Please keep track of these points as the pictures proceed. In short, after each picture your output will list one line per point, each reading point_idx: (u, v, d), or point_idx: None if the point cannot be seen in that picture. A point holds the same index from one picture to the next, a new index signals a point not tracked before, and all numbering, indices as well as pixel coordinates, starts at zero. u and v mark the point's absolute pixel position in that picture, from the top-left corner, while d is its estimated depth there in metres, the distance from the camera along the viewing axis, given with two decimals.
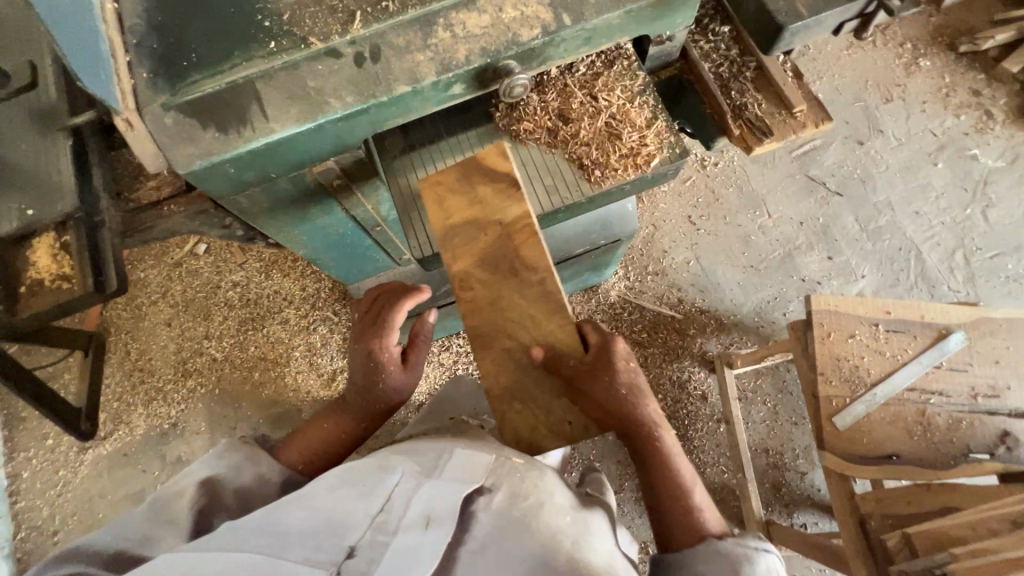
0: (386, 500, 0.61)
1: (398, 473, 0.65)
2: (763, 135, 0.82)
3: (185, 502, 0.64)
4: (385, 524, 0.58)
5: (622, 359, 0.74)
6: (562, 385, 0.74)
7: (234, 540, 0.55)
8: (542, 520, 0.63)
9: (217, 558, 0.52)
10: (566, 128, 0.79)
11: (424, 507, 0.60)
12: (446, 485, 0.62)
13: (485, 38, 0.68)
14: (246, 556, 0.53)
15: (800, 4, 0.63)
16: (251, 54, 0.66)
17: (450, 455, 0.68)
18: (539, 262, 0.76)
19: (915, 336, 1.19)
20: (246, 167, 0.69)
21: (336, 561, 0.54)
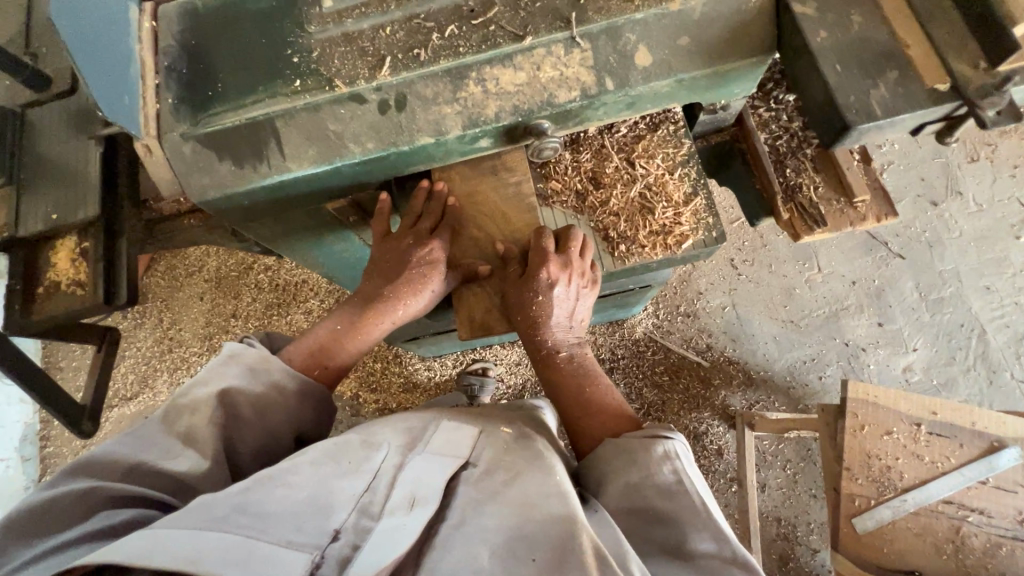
0: (372, 478, 0.60)
1: (382, 447, 0.64)
2: (815, 225, 0.74)
3: (201, 419, 0.61)
4: (370, 506, 0.57)
5: (578, 256, 0.70)
6: (517, 272, 0.70)
7: (206, 515, 0.50)
8: (528, 490, 0.61)
9: (197, 539, 0.48)
10: (596, 194, 0.73)
11: (409, 488, 0.59)
12: (433, 462, 0.63)
13: (518, 97, 0.63)
14: (224, 536, 0.49)
15: (875, 100, 0.55)
16: (274, 91, 0.64)
17: (434, 427, 0.69)
18: (519, 165, 0.71)
19: (961, 445, 1.07)
20: (261, 198, 0.68)
21: (319, 544, 0.52)
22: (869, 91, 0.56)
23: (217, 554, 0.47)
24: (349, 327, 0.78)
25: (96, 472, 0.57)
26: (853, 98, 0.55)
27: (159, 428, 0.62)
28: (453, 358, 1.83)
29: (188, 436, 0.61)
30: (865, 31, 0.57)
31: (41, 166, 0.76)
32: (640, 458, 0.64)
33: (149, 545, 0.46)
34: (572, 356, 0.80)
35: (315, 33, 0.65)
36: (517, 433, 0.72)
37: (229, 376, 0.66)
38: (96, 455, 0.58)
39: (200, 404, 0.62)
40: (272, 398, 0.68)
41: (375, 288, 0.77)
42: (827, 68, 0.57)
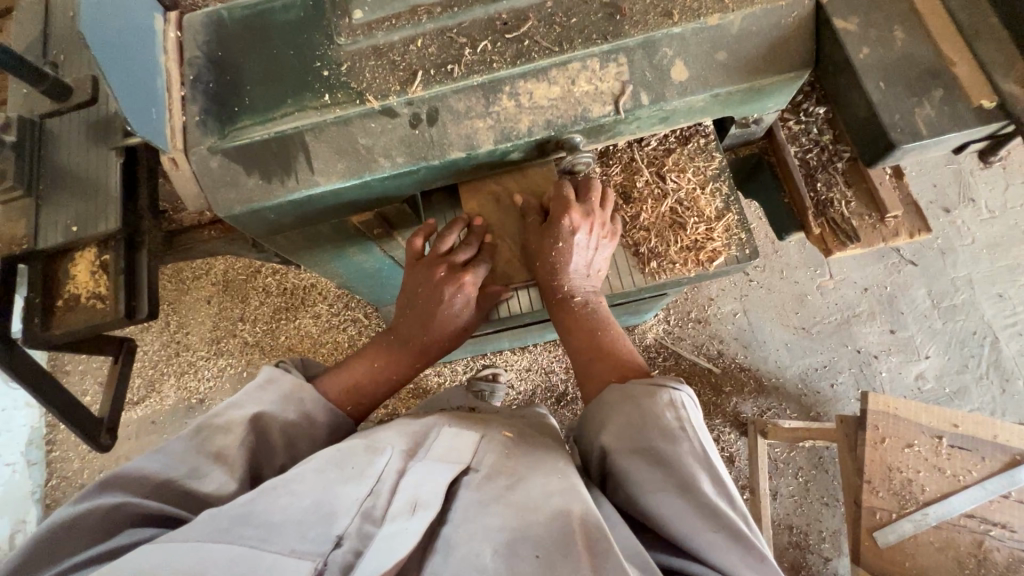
0: (375, 482, 0.57)
1: (387, 451, 0.61)
2: (847, 240, 0.74)
3: (233, 442, 0.58)
4: (373, 511, 0.55)
5: (599, 199, 0.68)
6: (538, 216, 0.67)
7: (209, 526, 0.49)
8: (529, 489, 0.58)
9: (201, 553, 0.46)
10: (627, 209, 0.72)
11: (411, 495, 0.56)
12: (435, 467, 0.60)
13: (551, 111, 0.62)
14: (227, 549, 0.47)
15: (920, 120, 0.54)
16: (303, 103, 0.63)
17: (437, 434, 0.66)
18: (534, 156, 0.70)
19: (983, 458, 1.06)
20: (285, 212, 0.66)
21: (322, 551, 0.50)
22: (914, 109, 0.55)
23: (219, 566, 0.45)
24: (387, 364, 0.77)
25: (126, 486, 0.53)
26: (897, 117, 0.54)
27: (185, 443, 0.57)
28: (463, 364, 1.82)
29: (221, 457, 0.57)
30: (909, 48, 0.56)
31: (61, 177, 0.75)
32: (646, 405, 0.60)
33: (152, 561, 0.44)
34: (587, 300, 0.72)
35: (345, 45, 0.64)
36: (520, 437, 0.69)
37: (263, 401, 0.64)
38: (127, 469, 0.54)
39: (234, 426, 0.60)
40: (303, 429, 0.66)
41: (410, 322, 0.76)
42: (871, 87, 0.56)
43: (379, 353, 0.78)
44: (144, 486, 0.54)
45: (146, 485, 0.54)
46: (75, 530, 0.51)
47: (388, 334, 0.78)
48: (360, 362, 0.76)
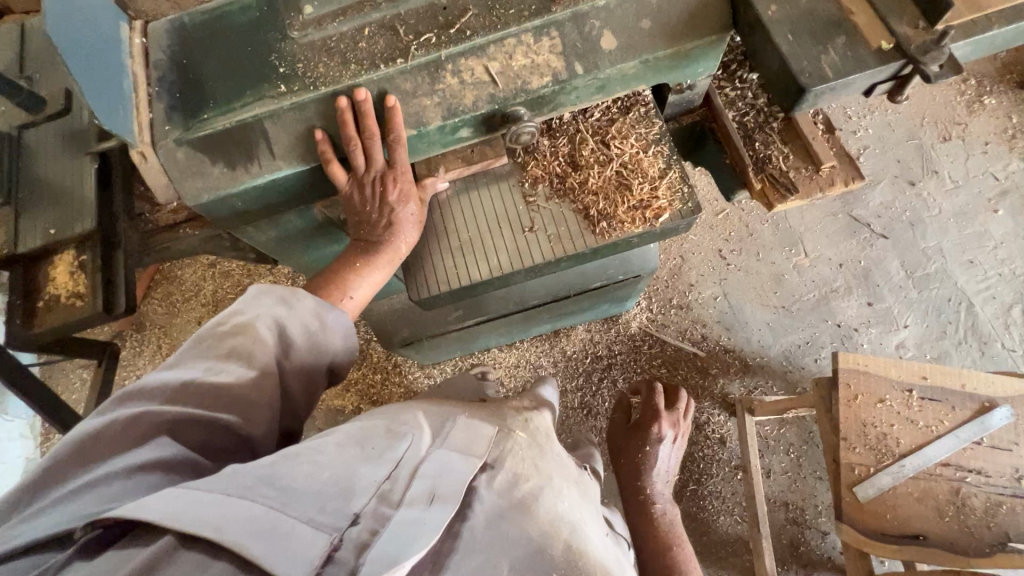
0: (393, 467, 0.56)
1: (409, 435, 0.60)
2: (787, 192, 0.78)
3: (242, 339, 0.59)
4: (389, 494, 0.54)
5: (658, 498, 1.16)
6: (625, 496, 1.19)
7: (231, 482, 0.48)
8: (540, 505, 0.63)
9: (225, 508, 0.46)
10: (575, 176, 0.75)
11: (429, 483, 0.55)
12: (455, 458, 0.60)
13: (493, 85, 0.67)
14: (248, 506, 0.46)
15: (825, 64, 0.59)
16: (261, 93, 0.67)
17: (454, 423, 0.65)
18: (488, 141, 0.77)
19: (953, 408, 1.09)
20: (252, 199, 0.70)
21: (339, 527, 0.49)
22: (819, 56, 0.59)
23: (242, 522, 0.45)
24: (364, 264, 0.76)
25: (142, 398, 0.54)
26: (805, 64, 0.59)
27: (197, 352, 0.58)
28: (452, 364, 1.86)
29: (242, 359, 0.58)
30: (812, 3, 0.61)
31: (43, 182, 0.79)
32: None
33: (177, 506, 0.45)
34: (663, 510, 1.15)
35: (298, 38, 0.68)
36: (530, 441, 0.70)
37: (262, 306, 0.63)
38: (148, 381, 0.55)
39: (240, 327, 0.60)
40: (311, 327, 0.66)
41: (369, 227, 0.76)
42: (780, 39, 0.60)
43: (358, 257, 0.77)
44: (164, 394, 0.54)
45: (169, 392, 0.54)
46: (94, 444, 0.51)
47: (358, 243, 0.77)
48: (340, 268, 0.76)
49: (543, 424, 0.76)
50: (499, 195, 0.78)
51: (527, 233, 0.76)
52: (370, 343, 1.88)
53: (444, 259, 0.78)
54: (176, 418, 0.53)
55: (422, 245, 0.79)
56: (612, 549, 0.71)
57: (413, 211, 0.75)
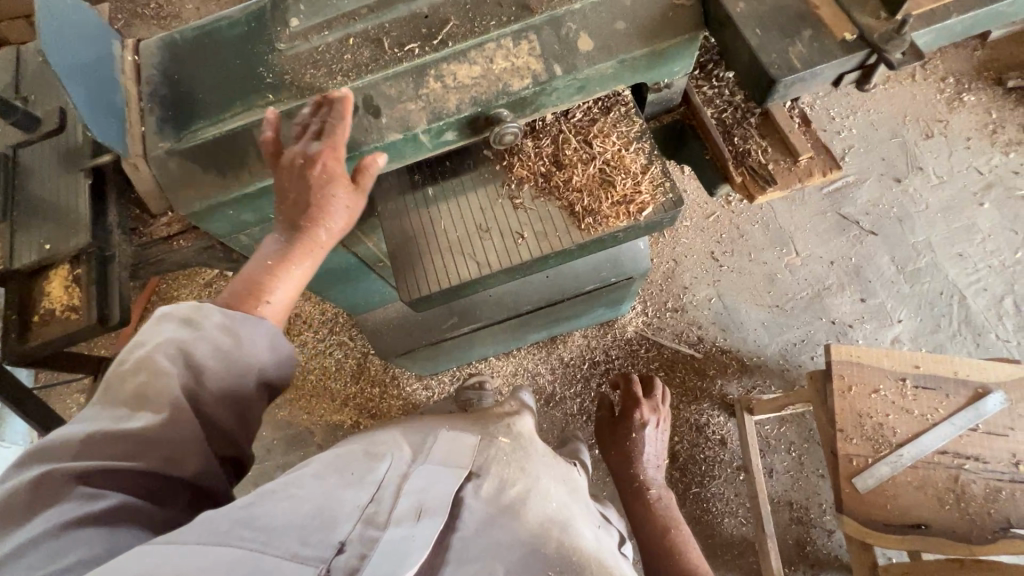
0: (376, 490, 0.57)
1: (389, 458, 0.62)
2: (767, 183, 0.79)
3: (147, 378, 0.54)
4: (375, 517, 0.54)
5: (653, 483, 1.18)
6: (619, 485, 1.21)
7: (202, 531, 0.46)
8: (529, 507, 0.64)
9: (203, 556, 0.43)
10: (559, 174, 0.77)
11: (415, 498, 0.56)
12: (438, 472, 0.61)
13: (476, 89, 0.69)
14: (227, 550, 0.44)
15: (793, 56, 0.61)
16: (251, 104, 0.69)
17: (433, 439, 0.67)
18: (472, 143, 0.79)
19: (948, 395, 1.09)
20: (243, 205, 0.72)
21: (325, 557, 0.48)
22: (788, 49, 0.62)
23: (223, 568, 0.43)
24: (279, 256, 0.66)
25: (50, 457, 0.50)
26: (774, 57, 0.61)
27: (106, 399, 0.54)
28: (450, 375, 1.86)
29: (143, 397, 0.53)
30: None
31: (39, 199, 0.81)
32: None
33: (151, 563, 0.41)
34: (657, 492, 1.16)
35: (285, 50, 0.70)
36: (514, 443, 0.72)
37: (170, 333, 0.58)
38: (53, 437, 0.51)
39: (143, 364, 0.54)
40: (230, 347, 0.59)
41: (291, 213, 0.66)
42: (749, 34, 0.63)
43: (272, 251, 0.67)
44: (72, 450, 0.51)
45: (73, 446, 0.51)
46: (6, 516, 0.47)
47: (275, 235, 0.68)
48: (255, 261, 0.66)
49: (524, 429, 0.78)
50: (486, 196, 0.80)
51: (514, 233, 0.77)
52: (368, 356, 1.89)
53: (430, 258, 0.78)
54: (85, 471, 0.50)
55: (410, 246, 0.79)
56: (604, 540, 0.72)
57: (347, 200, 0.67)
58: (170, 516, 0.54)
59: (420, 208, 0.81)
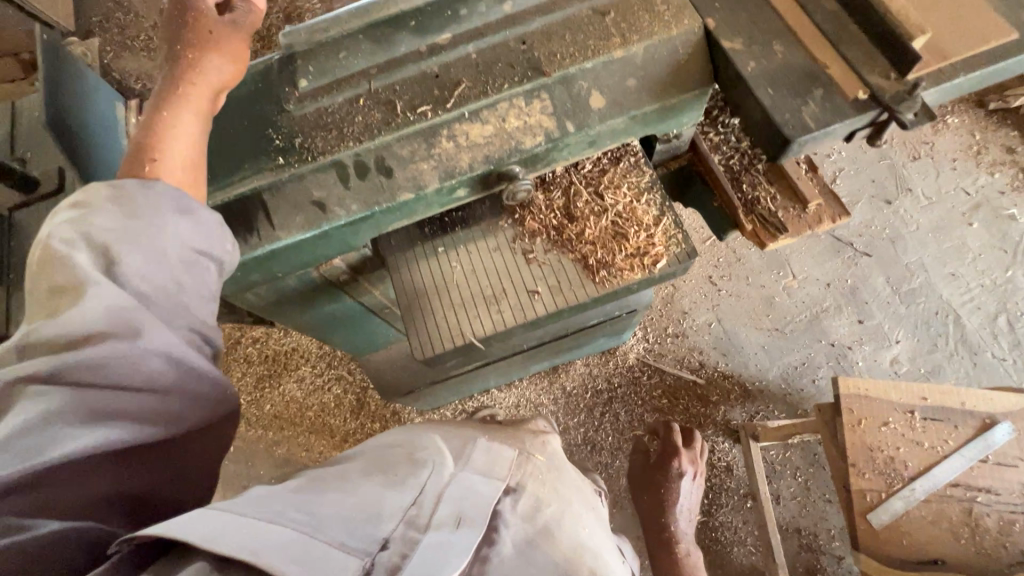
0: (419, 492, 0.57)
1: (432, 460, 0.61)
2: (777, 231, 0.80)
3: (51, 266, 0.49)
4: (417, 518, 0.54)
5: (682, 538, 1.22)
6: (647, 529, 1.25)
7: (257, 510, 0.49)
8: (562, 530, 0.62)
9: (255, 531, 0.46)
10: (571, 227, 0.76)
11: (455, 505, 0.57)
12: (477, 481, 0.61)
13: (488, 147, 0.68)
14: (278, 529, 0.47)
15: (806, 116, 0.62)
16: (258, 166, 0.68)
17: (473, 446, 0.66)
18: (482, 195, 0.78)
19: (956, 426, 1.10)
20: (251, 266, 0.71)
21: (370, 552, 0.50)
22: (800, 108, 0.62)
23: (275, 546, 0.46)
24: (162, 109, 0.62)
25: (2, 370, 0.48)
26: (788, 116, 0.62)
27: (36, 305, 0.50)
28: (452, 407, 1.84)
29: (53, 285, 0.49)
30: (789, 58, 0.64)
31: None
32: None
33: (212, 529, 0.45)
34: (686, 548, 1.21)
35: (293, 110, 0.69)
36: (549, 462, 0.72)
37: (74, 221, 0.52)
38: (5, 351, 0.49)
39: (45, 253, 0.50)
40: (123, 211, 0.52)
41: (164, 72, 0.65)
42: (761, 93, 0.63)
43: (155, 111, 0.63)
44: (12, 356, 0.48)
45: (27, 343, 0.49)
46: None
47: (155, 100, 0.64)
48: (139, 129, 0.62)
49: (556, 449, 0.78)
50: (498, 249, 0.79)
51: (528, 287, 0.76)
52: (368, 391, 1.86)
53: (443, 312, 0.77)
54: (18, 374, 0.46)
55: (421, 299, 0.78)
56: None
57: (219, 32, 0.67)
58: (131, 402, 0.49)
59: (431, 262, 0.80)
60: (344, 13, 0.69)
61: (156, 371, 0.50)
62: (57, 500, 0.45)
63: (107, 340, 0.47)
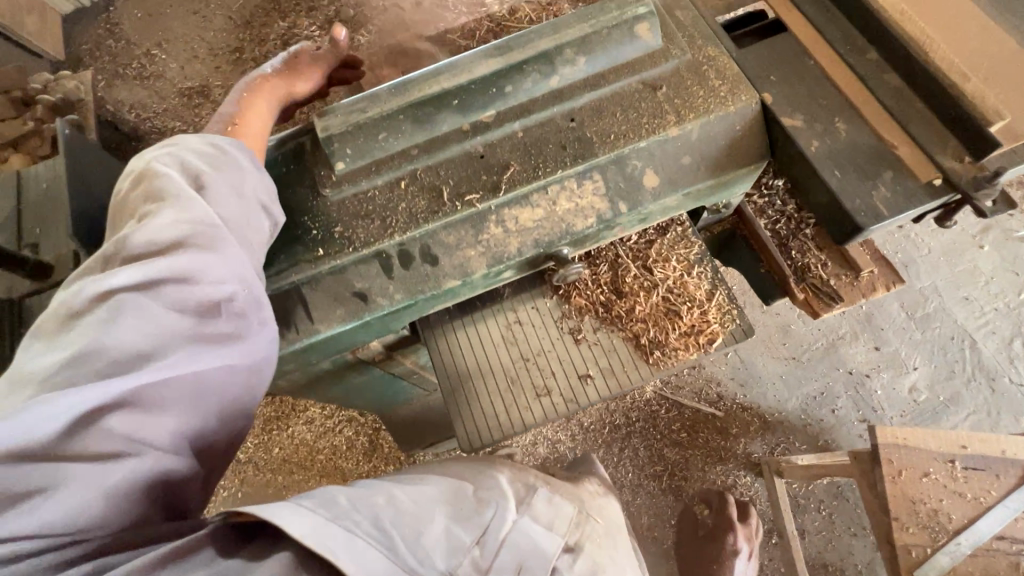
0: (483, 531, 0.50)
1: (495, 502, 0.54)
2: (831, 301, 0.77)
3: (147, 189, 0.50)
4: (479, 562, 0.48)
5: None
6: None
7: (346, 507, 0.46)
8: None
9: (340, 527, 0.43)
10: (621, 304, 0.73)
11: (518, 554, 0.50)
12: (539, 531, 0.53)
13: (538, 232, 0.65)
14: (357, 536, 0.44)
15: (878, 201, 0.59)
16: (295, 257, 0.64)
17: (532, 493, 0.58)
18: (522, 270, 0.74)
19: (998, 475, 1.08)
20: (287, 360, 0.66)
21: None
22: (872, 193, 0.59)
23: (351, 553, 0.42)
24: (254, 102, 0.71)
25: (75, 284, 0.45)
26: (859, 201, 0.59)
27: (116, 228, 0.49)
28: None
29: (144, 206, 0.49)
30: (853, 137, 0.62)
31: None
32: None
33: (300, 519, 0.42)
34: None
35: (331, 197, 0.65)
36: (606, 528, 0.63)
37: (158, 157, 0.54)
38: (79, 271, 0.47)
39: (139, 180, 0.51)
40: (212, 154, 0.55)
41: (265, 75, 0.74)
42: (828, 176, 0.61)
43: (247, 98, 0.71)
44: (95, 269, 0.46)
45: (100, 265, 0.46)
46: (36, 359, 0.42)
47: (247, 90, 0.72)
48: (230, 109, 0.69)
49: (614, 517, 0.68)
50: (544, 326, 0.76)
51: (580, 372, 0.73)
52: (380, 433, 1.73)
53: (489, 394, 0.75)
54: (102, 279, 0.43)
55: (466, 382, 0.75)
56: None
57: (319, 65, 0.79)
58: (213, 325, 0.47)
59: (474, 342, 0.77)
60: (382, 91, 0.66)
61: (237, 297, 0.48)
62: (141, 422, 0.41)
63: (196, 249, 0.46)
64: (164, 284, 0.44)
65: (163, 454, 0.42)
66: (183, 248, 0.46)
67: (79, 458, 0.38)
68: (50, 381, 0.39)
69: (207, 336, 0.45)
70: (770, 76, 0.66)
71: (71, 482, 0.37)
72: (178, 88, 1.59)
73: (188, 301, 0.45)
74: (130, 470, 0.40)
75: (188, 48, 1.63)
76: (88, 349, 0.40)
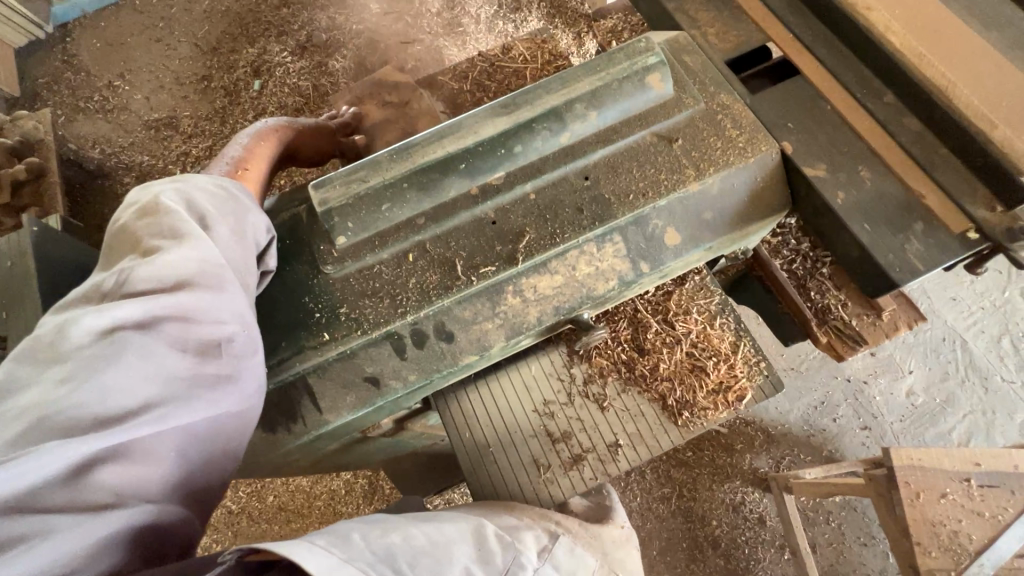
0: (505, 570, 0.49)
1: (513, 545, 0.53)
2: (856, 344, 0.73)
3: (152, 222, 0.48)
4: None
5: None
6: None
7: (355, 546, 0.42)
8: None
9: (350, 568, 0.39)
10: (644, 362, 0.70)
11: None
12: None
13: (558, 299, 0.61)
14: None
15: (911, 256, 0.57)
16: (300, 343, 0.59)
17: (554, 540, 0.58)
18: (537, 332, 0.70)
19: (1013, 492, 1.08)
20: (293, 451, 0.61)
21: None
22: (903, 246, 0.57)
23: None
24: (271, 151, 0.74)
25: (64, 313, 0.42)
26: (891, 256, 0.57)
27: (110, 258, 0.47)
28: None
29: (148, 238, 0.47)
30: (879, 186, 0.60)
31: None
32: None
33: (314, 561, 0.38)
34: None
35: (334, 274, 0.61)
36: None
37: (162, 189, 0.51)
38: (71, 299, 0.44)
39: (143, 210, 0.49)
40: (222, 194, 0.54)
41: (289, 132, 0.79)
42: (857, 229, 0.59)
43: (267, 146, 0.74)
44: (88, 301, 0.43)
45: (81, 298, 0.44)
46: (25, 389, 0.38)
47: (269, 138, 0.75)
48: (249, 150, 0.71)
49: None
50: (563, 389, 0.72)
51: (608, 440, 0.70)
52: (380, 475, 1.56)
53: (511, 465, 0.70)
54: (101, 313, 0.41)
55: (484, 454, 0.71)
56: None
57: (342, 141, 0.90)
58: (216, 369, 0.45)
59: (490, 410, 0.72)
60: (383, 156, 0.63)
61: (237, 338, 0.47)
62: (135, 470, 0.39)
63: (204, 289, 0.45)
64: (166, 322, 0.42)
65: (154, 500, 0.40)
66: (189, 287, 0.45)
67: (72, 498, 0.36)
68: (48, 416, 0.36)
69: (206, 377, 0.44)
70: (787, 123, 0.64)
71: (56, 533, 0.34)
72: (145, 121, 1.50)
73: (186, 341, 0.43)
74: (121, 519, 0.38)
75: (155, 77, 1.55)
76: (81, 385, 0.37)
